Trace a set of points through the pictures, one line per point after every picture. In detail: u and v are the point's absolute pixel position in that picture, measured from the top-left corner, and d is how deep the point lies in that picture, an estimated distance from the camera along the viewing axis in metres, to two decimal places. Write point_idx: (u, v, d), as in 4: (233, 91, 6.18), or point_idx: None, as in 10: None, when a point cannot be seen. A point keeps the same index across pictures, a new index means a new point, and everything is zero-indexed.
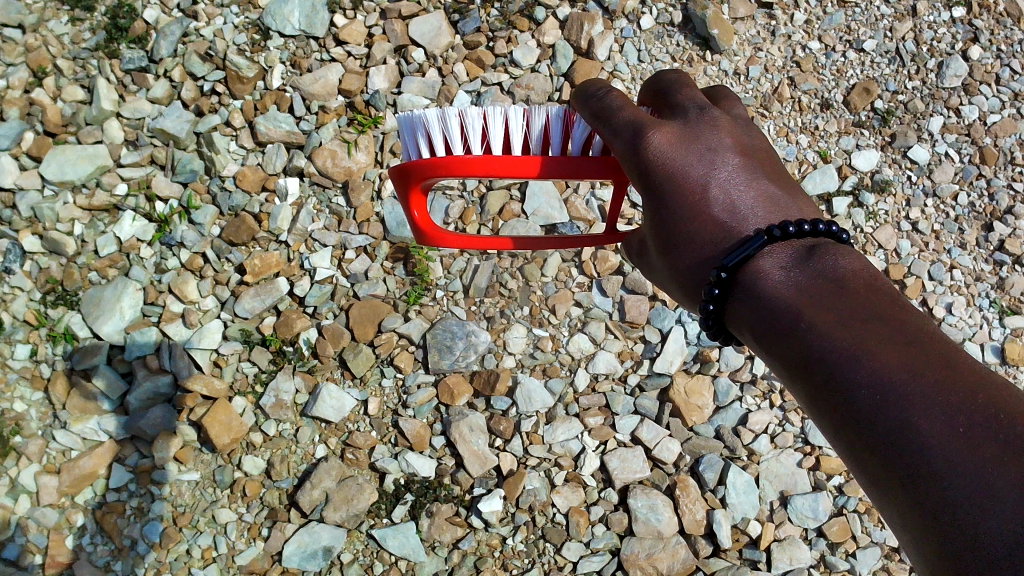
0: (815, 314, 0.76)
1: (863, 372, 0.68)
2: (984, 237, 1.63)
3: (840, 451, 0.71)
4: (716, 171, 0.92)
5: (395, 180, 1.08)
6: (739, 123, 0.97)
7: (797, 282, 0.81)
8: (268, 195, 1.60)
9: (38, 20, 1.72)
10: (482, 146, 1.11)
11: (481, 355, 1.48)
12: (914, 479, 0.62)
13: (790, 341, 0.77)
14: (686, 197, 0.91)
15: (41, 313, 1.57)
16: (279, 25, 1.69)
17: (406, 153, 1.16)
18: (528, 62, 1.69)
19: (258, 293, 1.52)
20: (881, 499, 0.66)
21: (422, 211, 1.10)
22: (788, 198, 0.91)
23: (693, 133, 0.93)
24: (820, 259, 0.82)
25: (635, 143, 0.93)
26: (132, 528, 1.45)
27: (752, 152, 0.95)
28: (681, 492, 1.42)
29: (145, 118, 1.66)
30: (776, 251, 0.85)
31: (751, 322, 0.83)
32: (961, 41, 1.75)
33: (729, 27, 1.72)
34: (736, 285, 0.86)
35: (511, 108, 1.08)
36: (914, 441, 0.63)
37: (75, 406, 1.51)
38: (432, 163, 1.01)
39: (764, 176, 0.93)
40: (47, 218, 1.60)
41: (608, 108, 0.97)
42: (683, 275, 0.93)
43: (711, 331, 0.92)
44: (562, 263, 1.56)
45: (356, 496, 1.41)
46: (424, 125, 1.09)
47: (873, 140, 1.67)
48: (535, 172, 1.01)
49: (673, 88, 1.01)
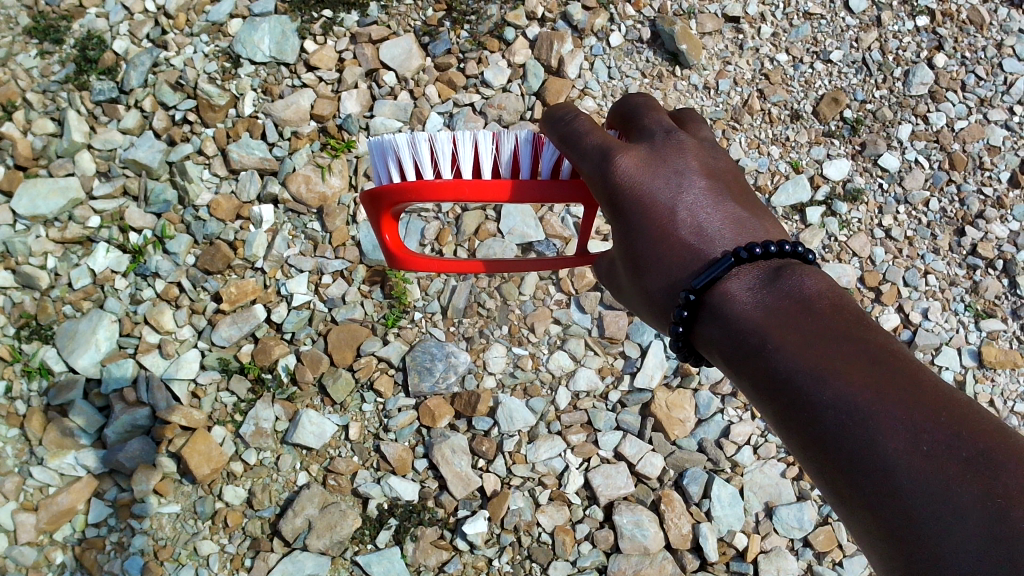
0: (783, 335, 0.78)
1: (829, 392, 0.70)
2: (957, 242, 1.64)
3: (807, 467, 0.73)
4: (683, 194, 0.92)
5: (366, 206, 1.08)
6: (705, 145, 0.98)
7: (764, 303, 0.82)
8: (242, 223, 1.60)
9: (7, 54, 1.71)
10: (453, 170, 1.11)
11: (461, 376, 1.48)
12: (881, 497, 0.64)
13: (759, 362, 0.79)
14: (653, 220, 0.91)
15: (15, 348, 1.55)
16: (250, 52, 1.68)
17: (377, 178, 1.16)
18: (499, 82, 1.70)
19: (235, 321, 1.51)
20: (848, 515, 0.68)
21: (393, 235, 1.10)
22: (753, 219, 0.93)
23: (660, 157, 0.93)
24: (787, 279, 0.83)
25: (602, 167, 0.93)
26: (112, 563, 1.43)
27: (717, 174, 0.96)
28: (666, 507, 1.41)
29: (116, 149, 1.65)
30: (744, 272, 0.85)
31: (719, 343, 0.85)
32: (926, 50, 1.77)
33: (697, 42, 1.73)
34: (704, 307, 0.87)
35: (481, 133, 1.09)
36: (880, 460, 0.65)
37: (51, 441, 1.48)
38: (403, 187, 1.02)
39: (730, 198, 0.94)
40: (20, 252, 1.58)
41: (575, 131, 0.96)
42: (651, 297, 0.93)
43: (680, 352, 0.92)
44: (539, 281, 1.56)
45: (339, 522, 1.39)
46: (394, 151, 1.09)
47: (843, 150, 1.69)
48: (506, 195, 1.01)
49: (640, 111, 1.00)
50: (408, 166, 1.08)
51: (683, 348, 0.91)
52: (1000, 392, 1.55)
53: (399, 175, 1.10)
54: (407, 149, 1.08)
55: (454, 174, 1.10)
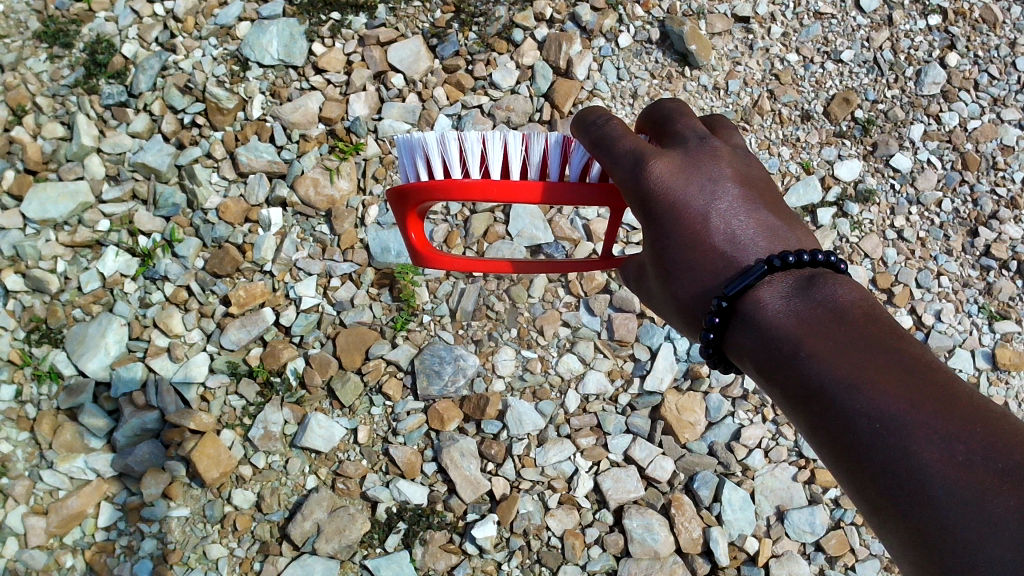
0: (816, 343, 0.77)
1: (862, 402, 0.69)
2: (970, 243, 1.63)
3: (839, 476, 0.73)
4: (716, 201, 0.91)
5: (393, 204, 1.08)
6: (738, 152, 0.97)
7: (797, 311, 0.81)
8: (251, 225, 1.60)
9: (17, 58, 1.71)
10: (481, 170, 1.10)
11: (470, 379, 1.47)
12: (914, 508, 0.63)
13: (790, 370, 0.78)
14: (687, 227, 0.90)
15: (25, 352, 1.55)
16: (258, 56, 1.69)
17: (404, 175, 1.16)
18: (508, 84, 1.69)
19: (244, 324, 1.51)
20: (881, 525, 0.67)
21: (419, 233, 1.10)
22: (787, 228, 0.91)
23: (693, 163, 0.92)
24: (820, 287, 0.82)
25: (635, 172, 0.91)
26: (121, 567, 1.43)
27: (751, 181, 0.95)
28: (677, 511, 1.40)
29: (125, 152, 1.65)
30: (775, 281, 0.84)
31: (751, 351, 0.84)
32: (938, 49, 1.76)
33: (707, 42, 1.72)
34: (736, 314, 0.86)
35: (511, 132, 1.08)
36: (914, 470, 0.64)
37: (61, 445, 1.48)
38: (430, 186, 1.01)
39: (763, 206, 0.93)
40: (30, 255, 1.59)
41: (608, 135, 0.95)
42: (682, 304, 0.92)
43: (710, 359, 0.92)
44: (548, 284, 1.55)
45: (348, 526, 1.38)
46: (423, 148, 1.09)
47: (855, 150, 1.67)
48: (535, 197, 0.99)
49: (672, 118, 0.99)
50: (435, 164, 1.08)
51: (714, 355, 0.91)
52: (1016, 394, 1.53)
53: (426, 173, 1.10)
54: (435, 147, 1.07)
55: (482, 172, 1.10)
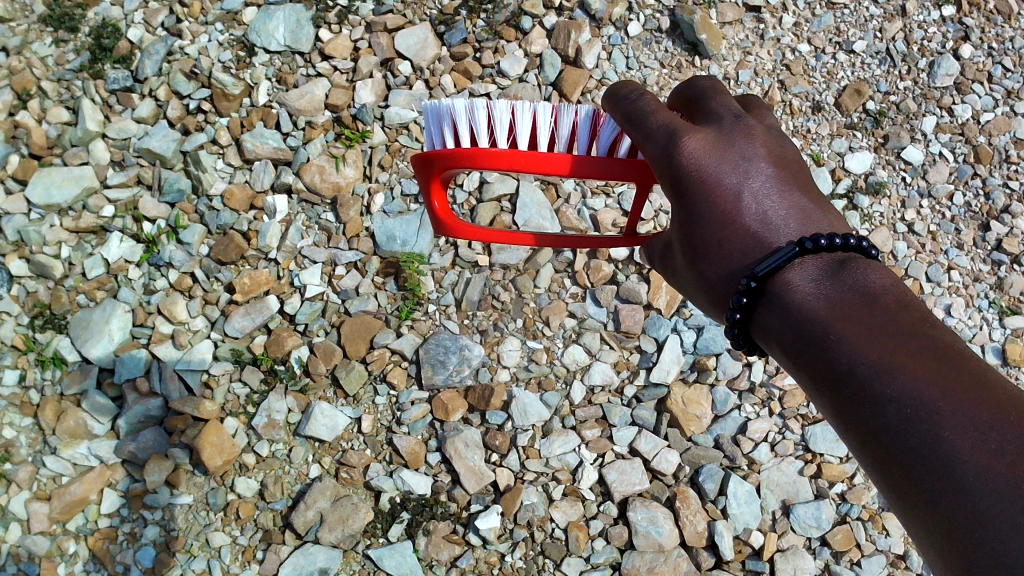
0: (846, 326, 0.76)
1: (893, 386, 0.69)
2: (982, 237, 1.61)
3: (863, 462, 0.71)
4: (749, 180, 0.90)
5: (415, 170, 1.05)
6: (773, 132, 0.95)
7: (827, 295, 0.80)
8: (256, 213, 1.58)
9: (22, 42, 1.70)
10: (509, 141, 1.09)
11: (475, 369, 1.46)
12: (942, 495, 0.62)
13: (818, 352, 0.76)
14: (718, 205, 0.89)
15: (29, 337, 1.54)
16: (264, 42, 1.67)
17: (429, 141, 1.14)
18: (516, 71, 1.68)
19: (248, 312, 1.51)
20: (904, 512, 0.66)
21: (442, 202, 1.08)
22: (818, 211, 0.90)
23: (727, 141, 0.91)
24: (851, 272, 0.81)
25: (668, 148, 0.90)
26: (124, 554, 1.43)
27: (785, 163, 0.93)
28: (681, 504, 1.40)
29: (130, 138, 1.64)
30: (806, 263, 0.83)
31: (778, 333, 0.82)
32: (952, 40, 1.74)
33: (718, 31, 1.70)
34: (764, 295, 0.84)
35: (541, 104, 1.07)
36: (944, 457, 0.63)
37: (64, 431, 1.48)
38: (457, 154, 0.98)
39: (795, 188, 0.92)
40: (34, 241, 1.58)
41: (639, 111, 0.94)
42: (709, 283, 0.90)
43: (736, 341, 0.90)
44: (555, 274, 1.54)
45: (351, 516, 1.38)
46: (450, 115, 1.07)
47: (866, 142, 1.65)
48: (564, 169, 0.96)
49: (706, 95, 0.98)
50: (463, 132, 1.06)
51: (739, 336, 0.89)
52: None
53: (453, 141, 1.08)
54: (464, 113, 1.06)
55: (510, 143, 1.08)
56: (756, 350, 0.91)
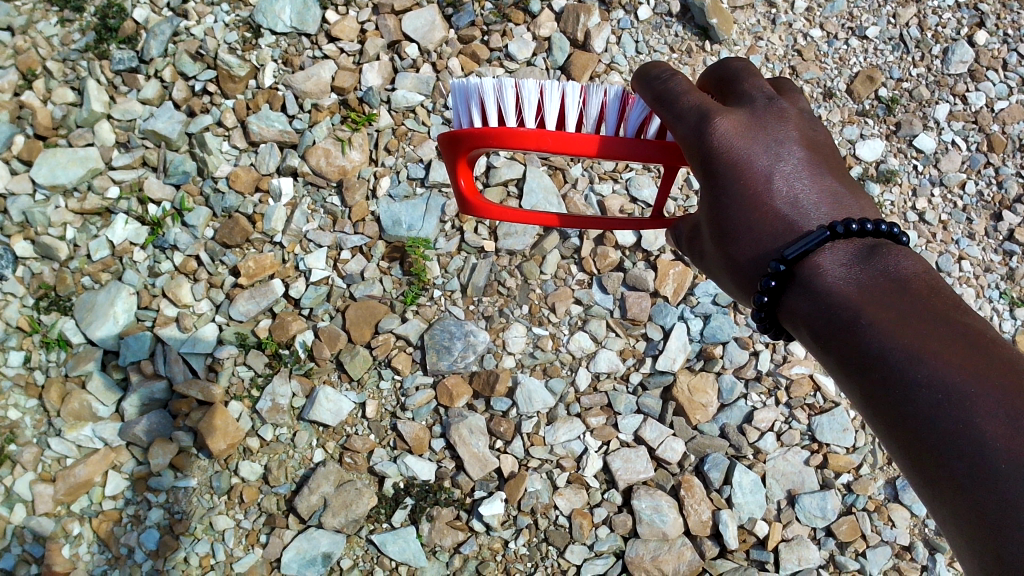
0: (877, 311, 0.74)
1: (923, 372, 0.68)
2: (994, 227, 1.60)
3: (891, 449, 0.71)
4: (781, 163, 0.89)
5: (442, 148, 1.05)
6: (807, 115, 0.93)
7: (858, 280, 0.78)
8: (262, 196, 1.58)
9: (27, 22, 1.68)
10: (537, 120, 1.08)
11: (480, 356, 1.45)
12: (971, 482, 0.61)
13: (847, 337, 0.75)
14: (748, 187, 0.88)
15: (34, 319, 1.54)
16: (270, 23, 1.66)
17: (456, 121, 1.14)
18: (524, 55, 1.66)
19: (253, 296, 1.50)
20: (932, 498, 0.65)
21: (468, 180, 1.07)
22: (850, 196, 0.89)
23: (760, 123, 0.89)
24: (882, 258, 0.80)
25: (699, 128, 0.88)
26: (128, 536, 1.43)
27: (817, 146, 0.92)
28: (686, 493, 1.39)
29: (136, 119, 1.63)
30: (837, 248, 0.81)
31: (806, 317, 0.81)
32: (967, 27, 1.72)
33: (728, 16, 1.68)
34: (793, 279, 0.83)
35: (569, 84, 1.06)
36: (975, 443, 0.62)
37: (69, 413, 1.47)
38: (483, 133, 0.98)
39: (828, 172, 0.90)
40: (39, 222, 1.57)
41: (671, 91, 0.92)
42: (736, 266, 0.89)
43: (762, 325, 0.89)
44: (561, 260, 1.53)
45: (355, 501, 1.38)
46: (478, 94, 1.06)
47: (877, 130, 1.64)
48: (592, 150, 0.97)
49: (739, 76, 0.95)
50: (491, 111, 1.06)
51: (766, 320, 0.88)
52: None
53: (480, 120, 1.07)
54: (492, 93, 1.05)
55: (538, 122, 1.08)
56: (783, 335, 0.90)
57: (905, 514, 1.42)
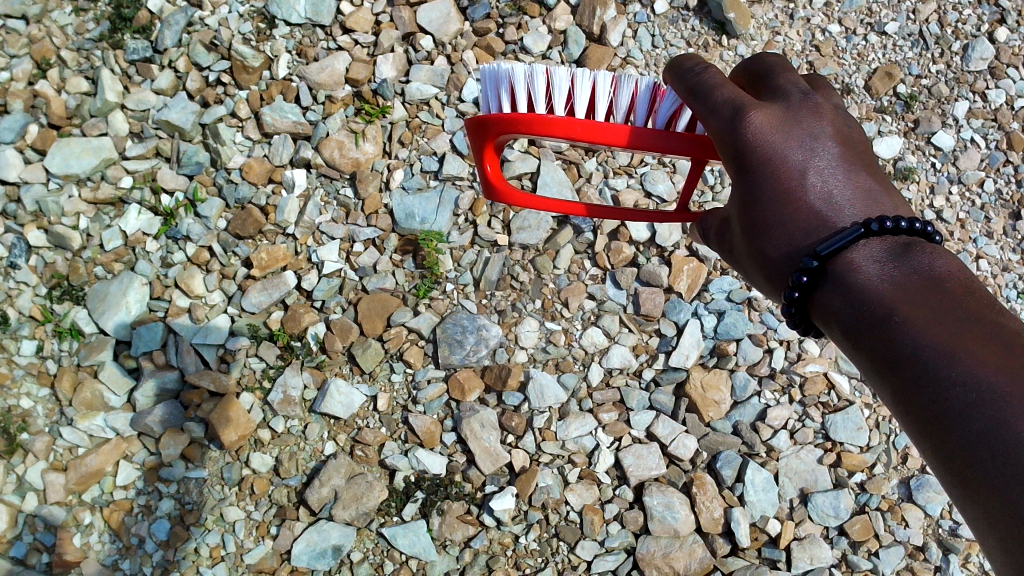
0: (911, 308, 0.74)
1: (958, 370, 0.67)
2: (1012, 226, 1.59)
3: (923, 448, 0.70)
4: (815, 158, 0.88)
5: (470, 133, 1.03)
6: (841, 112, 0.92)
7: (892, 278, 0.77)
8: (274, 187, 1.57)
9: (42, 10, 1.68)
10: (566, 109, 1.07)
11: (492, 350, 1.45)
12: (1006, 481, 0.61)
13: (880, 334, 0.74)
14: (781, 181, 0.87)
15: (47, 308, 1.54)
16: (285, 14, 1.65)
17: (485, 105, 1.13)
18: (540, 48, 1.65)
19: (265, 287, 1.50)
20: (964, 498, 0.64)
21: (494, 166, 1.06)
22: (884, 193, 0.88)
23: (794, 118, 0.88)
24: (916, 256, 0.79)
25: (733, 122, 0.88)
26: (139, 526, 1.43)
27: (851, 143, 0.91)
28: (698, 490, 1.39)
29: (149, 110, 1.62)
30: (871, 245, 0.80)
31: (837, 313, 0.80)
32: (987, 23, 1.70)
33: (746, 10, 1.67)
34: (825, 275, 0.82)
35: (601, 74, 1.05)
36: (1011, 442, 0.61)
37: (81, 402, 1.47)
38: (513, 118, 0.97)
39: (862, 169, 0.89)
40: (52, 211, 1.57)
41: (704, 84, 0.91)
42: (767, 261, 0.88)
43: (791, 321, 0.88)
44: (574, 255, 1.52)
45: (365, 493, 1.39)
46: (508, 80, 1.05)
47: (895, 126, 1.62)
48: (621, 140, 0.96)
49: (773, 71, 0.94)
50: (520, 97, 1.05)
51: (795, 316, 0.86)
52: None
53: (509, 107, 1.07)
54: (523, 79, 1.04)
55: (566, 111, 1.07)
56: (812, 333, 0.88)
57: (919, 514, 1.41)
